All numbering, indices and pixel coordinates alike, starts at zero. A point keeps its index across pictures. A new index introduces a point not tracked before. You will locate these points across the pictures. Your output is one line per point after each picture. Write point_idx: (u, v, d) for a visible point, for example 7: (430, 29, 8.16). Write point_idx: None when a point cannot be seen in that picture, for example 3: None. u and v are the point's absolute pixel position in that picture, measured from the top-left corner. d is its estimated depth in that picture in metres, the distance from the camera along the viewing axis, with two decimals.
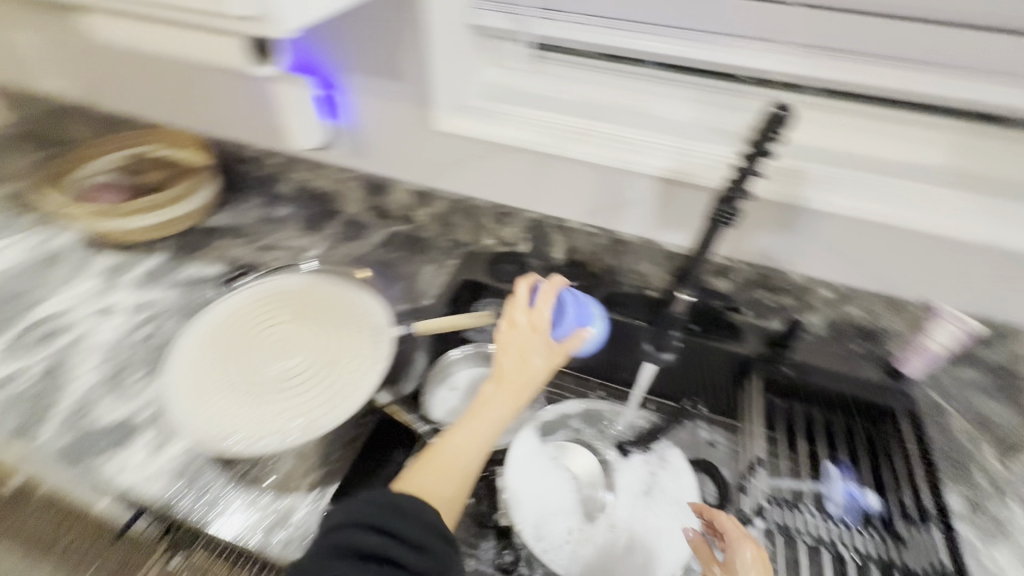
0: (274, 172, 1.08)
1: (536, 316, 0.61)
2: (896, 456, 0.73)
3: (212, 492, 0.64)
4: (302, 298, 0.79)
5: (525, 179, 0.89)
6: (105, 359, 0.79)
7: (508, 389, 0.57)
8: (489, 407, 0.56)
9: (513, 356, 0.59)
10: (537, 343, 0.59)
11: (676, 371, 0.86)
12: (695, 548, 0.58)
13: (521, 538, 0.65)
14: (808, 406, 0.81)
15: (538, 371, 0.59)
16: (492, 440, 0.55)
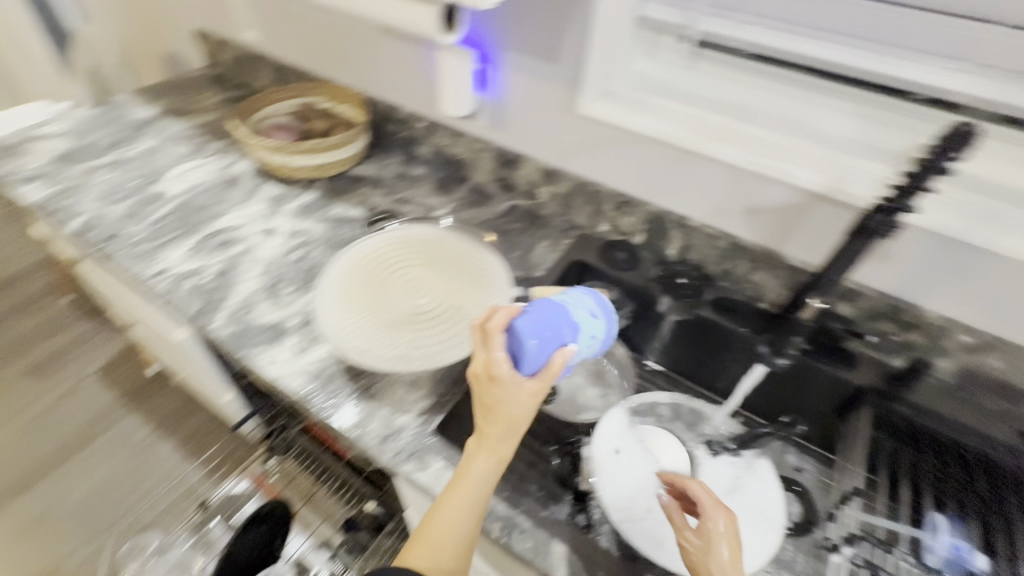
0: (416, 134, 1.18)
1: (494, 363, 0.58)
2: (1017, 522, 0.67)
3: (341, 397, 0.74)
4: (434, 246, 0.86)
5: (656, 171, 0.91)
6: (265, 271, 0.92)
7: (490, 445, 0.58)
8: (473, 465, 0.58)
9: (487, 409, 0.58)
10: (506, 384, 0.57)
11: (776, 391, 0.86)
12: (669, 515, 0.62)
13: (602, 504, 0.69)
14: (920, 455, 0.77)
15: (519, 409, 0.57)
16: (486, 491, 0.58)
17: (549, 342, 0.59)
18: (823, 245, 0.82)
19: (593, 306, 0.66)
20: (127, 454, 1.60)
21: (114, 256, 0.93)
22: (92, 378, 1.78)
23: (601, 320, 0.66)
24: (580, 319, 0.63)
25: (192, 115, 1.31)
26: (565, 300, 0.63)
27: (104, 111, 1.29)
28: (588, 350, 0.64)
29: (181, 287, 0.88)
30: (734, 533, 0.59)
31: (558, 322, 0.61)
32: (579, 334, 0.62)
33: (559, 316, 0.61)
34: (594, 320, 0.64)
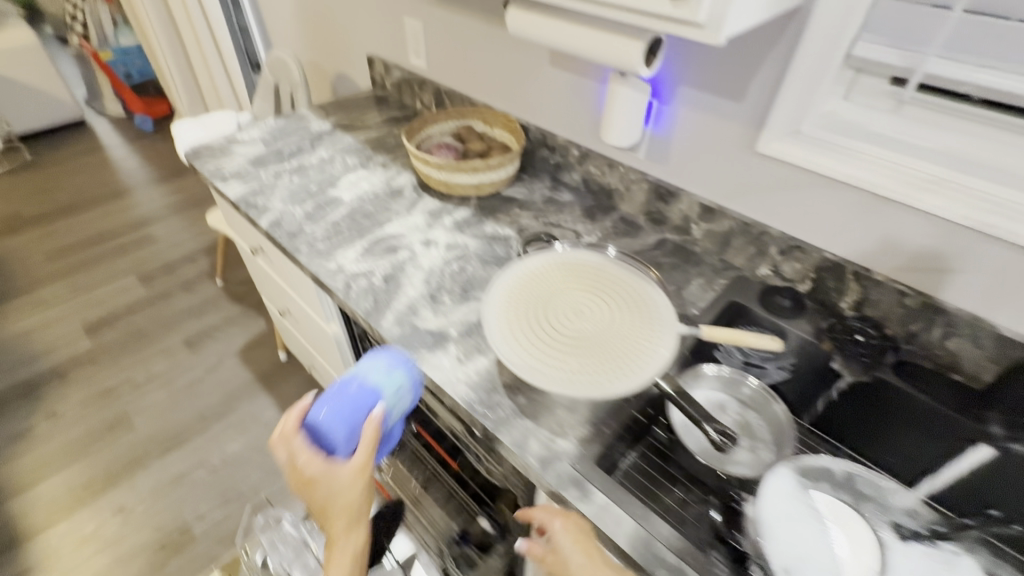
0: (568, 161, 1.20)
1: (314, 468, 0.66)
2: None
3: (501, 411, 0.75)
4: (597, 274, 0.86)
5: (840, 217, 0.85)
6: (427, 280, 0.97)
7: (345, 532, 0.70)
8: (336, 558, 0.70)
9: (326, 508, 0.68)
10: (324, 477, 0.66)
11: (975, 480, 0.74)
12: (530, 552, 0.64)
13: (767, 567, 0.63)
14: None
15: (348, 489, 0.67)
16: (354, 567, 0.72)
17: (349, 422, 0.68)
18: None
19: (387, 362, 0.73)
20: (257, 431, 1.75)
21: (297, 251, 1.03)
22: (234, 358, 1.98)
23: (402, 372, 0.73)
24: (381, 380, 0.71)
25: (359, 130, 1.44)
26: (358, 371, 0.71)
27: (288, 122, 1.46)
28: (399, 404, 0.72)
29: (354, 286, 0.95)
30: (576, 526, 0.63)
31: (358, 400, 0.68)
32: (384, 395, 0.70)
33: (356, 393, 0.69)
34: (391, 374, 0.72)
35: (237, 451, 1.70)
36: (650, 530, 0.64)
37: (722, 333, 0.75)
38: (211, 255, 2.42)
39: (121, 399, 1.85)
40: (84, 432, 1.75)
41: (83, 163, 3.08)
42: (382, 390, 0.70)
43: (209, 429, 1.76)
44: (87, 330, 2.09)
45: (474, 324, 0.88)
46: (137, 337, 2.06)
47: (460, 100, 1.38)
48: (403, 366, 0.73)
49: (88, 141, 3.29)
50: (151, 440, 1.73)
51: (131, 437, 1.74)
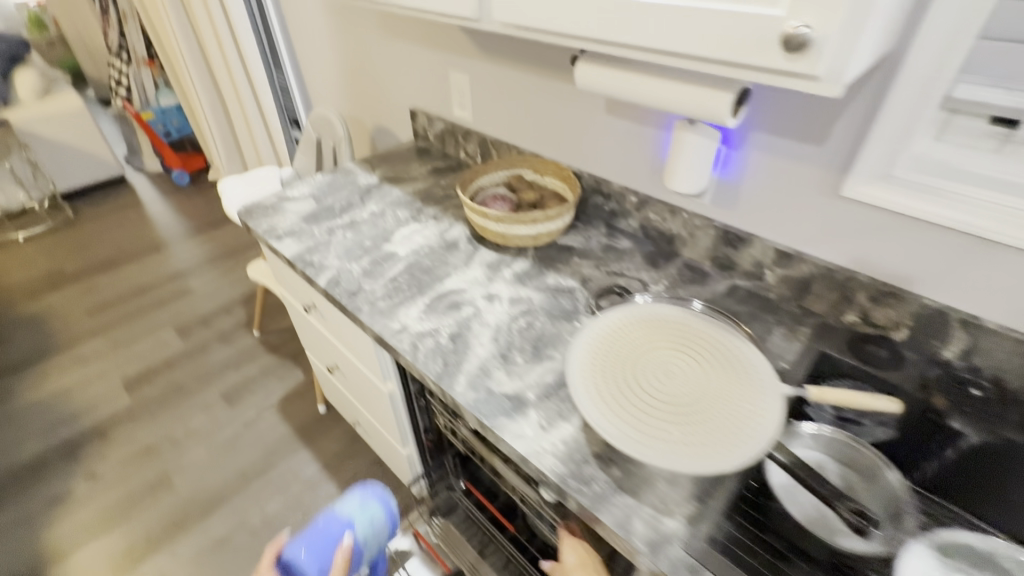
0: (624, 207, 1.18)
1: None
2: None
3: (597, 486, 0.70)
4: (682, 328, 0.82)
5: (941, 263, 0.79)
6: (496, 337, 0.93)
7: None
8: None
9: None
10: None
11: None
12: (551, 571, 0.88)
13: None
14: None
15: None
16: None
17: (321, 543, 0.90)
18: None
19: (372, 500, 1.00)
20: (297, 489, 1.69)
21: (358, 311, 1.01)
22: (272, 411, 1.94)
23: (376, 507, 1.00)
24: (379, 516, 0.99)
25: (405, 183, 1.44)
26: (337, 506, 0.96)
27: (336, 177, 1.48)
28: (370, 533, 0.96)
29: (421, 347, 0.92)
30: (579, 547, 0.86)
31: (337, 529, 0.93)
32: (357, 527, 0.95)
33: (332, 527, 0.93)
34: (365, 508, 0.98)
35: (278, 511, 1.63)
36: None
37: (833, 396, 0.70)
38: (247, 306, 2.42)
39: (160, 456, 1.81)
40: (123, 493, 1.71)
41: (122, 218, 3.16)
42: (366, 514, 0.97)
43: (248, 487, 1.70)
44: (127, 385, 2.08)
45: (552, 385, 0.84)
46: (175, 391, 2.04)
47: (507, 149, 1.37)
48: (377, 501, 0.99)
49: (127, 196, 3.40)
50: (191, 500, 1.68)
51: (170, 498, 1.69)
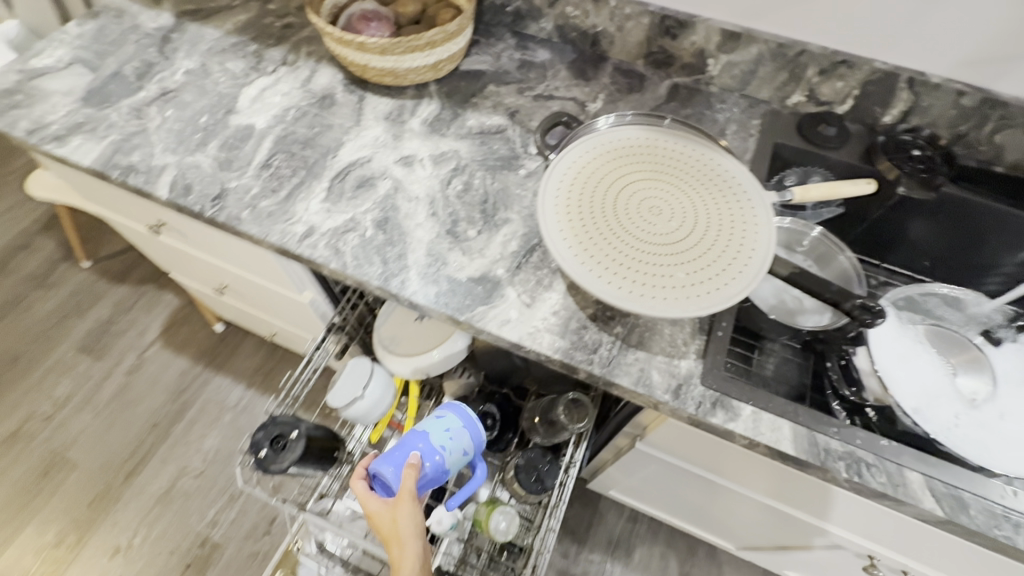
0: (534, 5, 0.93)
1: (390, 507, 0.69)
2: None
3: (605, 350, 0.64)
4: (651, 153, 0.71)
5: (898, 13, 0.73)
6: (433, 212, 0.75)
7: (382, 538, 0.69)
8: None
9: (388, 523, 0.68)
10: (388, 524, 0.69)
11: (998, 258, 0.82)
12: None
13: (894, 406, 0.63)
14: None
15: (384, 513, 0.69)
16: None
17: (403, 459, 0.73)
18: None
19: (451, 420, 0.76)
20: (230, 418, 1.52)
21: (239, 221, 0.75)
22: (156, 347, 1.63)
23: (453, 420, 0.76)
24: (450, 451, 0.74)
25: (218, 14, 1.00)
26: (426, 427, 0.75)
27: (103, 25, 0.98)
28: (445, 442, 0.74)
29: (345, 247, 0.73)
30: None
31: (407, 444, 0.74)
32: (429, 436, 0.74)
33: (411, 442, 0.73)
34: (440, 421, 0.76)
35: (217, 445, 1.48)
36: (808, 427, 0.59)
37: (818, 191, 0.73)
38: (53, 232, 1.84)
39: (38, 437, 1.49)
40: (12, 490, 1.42)
41: None
42: (434, 441, 0.74)
43: (170, 433, 1.50)
44: None
45: (520, 253, 0.71)
46: (11, 361, 1.60)
47: None
48: (449, 408, 0.76)
49: None
50: (106, 468, 1.45)
51: (79, 474, 1.44)
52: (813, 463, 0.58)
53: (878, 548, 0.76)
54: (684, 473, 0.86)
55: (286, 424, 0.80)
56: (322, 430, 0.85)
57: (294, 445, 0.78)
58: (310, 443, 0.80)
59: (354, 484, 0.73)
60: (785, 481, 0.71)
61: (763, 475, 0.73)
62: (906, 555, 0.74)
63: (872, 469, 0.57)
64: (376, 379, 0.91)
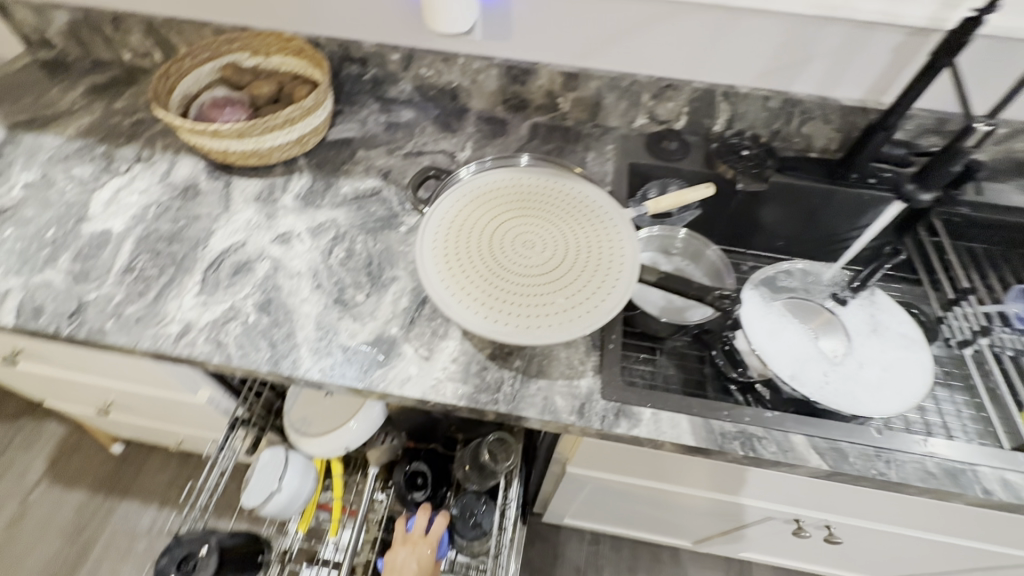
0: (389, 71, 0.97)
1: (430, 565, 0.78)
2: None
3: (507, 386, 0.65)
4: (518, 191, 0.75)
5: (700, 41, 0.85)
6: (318, 284, 0.75)
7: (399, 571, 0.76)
8: None
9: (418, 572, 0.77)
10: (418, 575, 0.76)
11: (834, 228, 0.95)
12: None
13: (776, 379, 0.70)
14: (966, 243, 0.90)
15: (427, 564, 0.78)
16: None
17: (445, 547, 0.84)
18: (889, 82, 0.85)
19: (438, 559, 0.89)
20: (144, 546, 1.35)
21: (103, 333, 0.70)
22: (42, 487, 1.43)
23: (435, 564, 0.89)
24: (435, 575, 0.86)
25: (56, 121, 0.95)
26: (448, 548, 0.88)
27: None
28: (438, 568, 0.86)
29: (227, 338, 0.69)
30: None
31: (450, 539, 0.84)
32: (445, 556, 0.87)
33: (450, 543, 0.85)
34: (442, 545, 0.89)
35: None
36: (703, 416, 0.63)
37: (668, 201, 0.81)
38: None
39: None
40: None
41: None
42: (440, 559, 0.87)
43: None
44: None
45: (412, 308, 0.72)
46: None
47: (194, 29, 0.96)
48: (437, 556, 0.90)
49: None
50: None
51: None
52: (712, 449, 0.61)
53: (798, 510, 0.82)
54: (618, 486, 0.89)
55: (194, 542, 0.73)
56: (239, 537, 0.78)
57: (207, 562, 0.71)
58: (225, 555, 0.73)
59: (439, 514, 0.82)
60: (700, 471, 0.76)
61: (681, 469, 0.77)
62: (822, 511, 0.80)
63: (763, 442, 0.62)
64: (293, 465, 0.86)
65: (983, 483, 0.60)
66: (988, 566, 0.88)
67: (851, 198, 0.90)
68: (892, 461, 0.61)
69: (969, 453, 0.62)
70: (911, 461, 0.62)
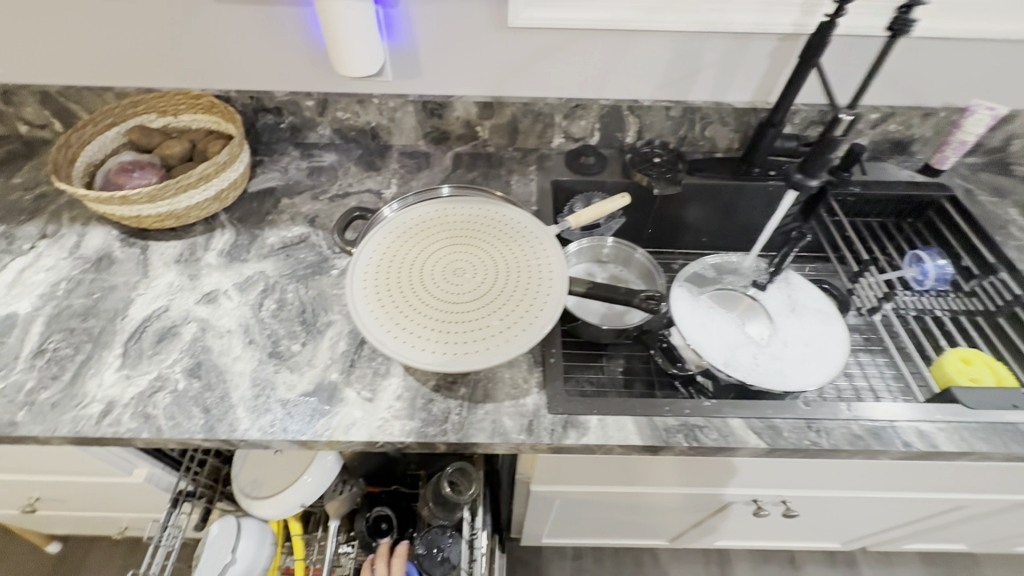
0: (305, 117, 0.97)
1: None
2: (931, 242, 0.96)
3: (455, 416, 0.65)
4: (444, 222, 0.76)
5: (600, 63, 0.90)
6: (250, 340, 0.73)
7: None
8: None
9: None
10: None
11: (750, 220, 1.02)
12: None
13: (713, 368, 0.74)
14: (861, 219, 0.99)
15: None
16: None
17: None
18: (773, 82, 0.93)
19: None
20: None
21: (14, 426, 0.65)
22: None
23: None
24: None
25: None
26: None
27: None
28: None
29: (156, 410, 0.66)
30: None
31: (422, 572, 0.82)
32: None
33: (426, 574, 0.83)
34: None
35: None
36: (646, 415, 0.65)
37: (587, 213, 0.81)
38: None
39: None
40: None
41: None
42: None
43: None
44: None
45: (351, 350, 0.71)
46: None
47: (93, 95, 0.93)
48: None
49: None
50: None
51: None
52: (659, 445, 0.63)
53: (757, 491, 0.85)
54: (585, 497, 0.90)
55: None
56: None
57: None
58: None
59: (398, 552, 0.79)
60: (659, 469, 0.78)
61: (639, 471, 0.79)
62: (779, 488, 0.84)
63: (704, 430, 0.64)
64: (247, 532, 0.83)
65: (903, 437, 0.65)
66: (930, 512, 0.94)
67: (758, 191, 0.97)
68: (822, 429, 0.65)
69: (888, 411, 0.66)
70: (839, 427, 0.65)
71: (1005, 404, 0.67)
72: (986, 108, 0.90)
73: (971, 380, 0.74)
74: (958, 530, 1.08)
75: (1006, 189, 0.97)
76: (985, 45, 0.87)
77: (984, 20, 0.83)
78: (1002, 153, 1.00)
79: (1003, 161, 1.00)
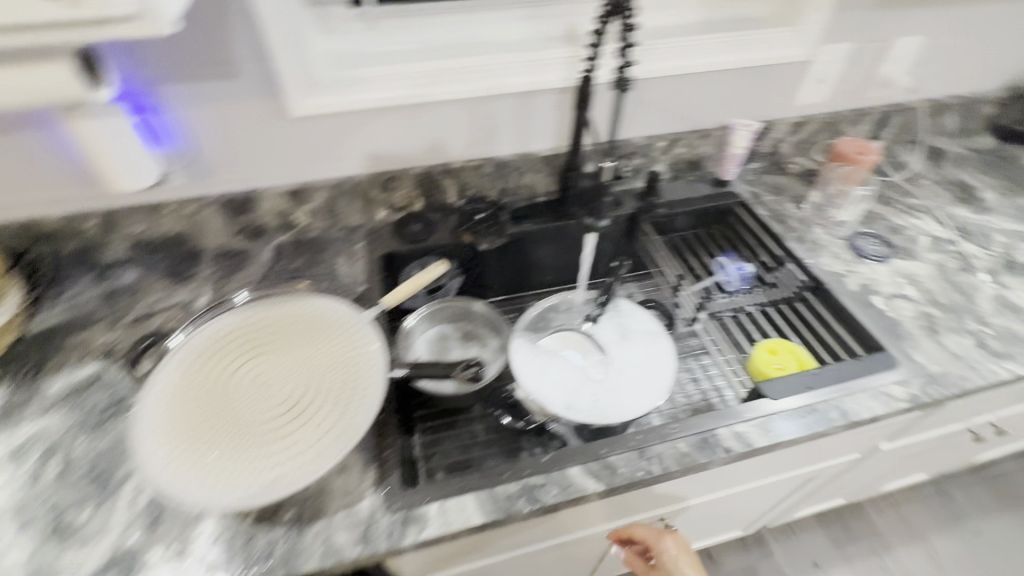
0: (91, 239, 0.88)
1: None
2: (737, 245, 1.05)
3: (282, 546, 0.59)
4: (251, 332, 0.71)
5: (400, 136, 0.91)
6: (27, 520, 0.62)
7: None
8: None
9: None
10: None
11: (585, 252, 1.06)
12: None
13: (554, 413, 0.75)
14: (676, 234, 1.07)
15: None
16: None
17: None
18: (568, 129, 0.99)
19: None
20: None
21: None
22: None
23: None
24: None
25: None
26: None
27: None
28: None
29: None
30: None
31: None
32: None
33: None
34: None
35: None
36: (486, 488, 0.64)
37: (404, 287, 0.83)
38: None
39: None
40: None
41: None
42: None
43: None
44: None
45: (156, 501, 0.63)
46: None
47: None
48: None
49: None
50: None
51: None
52: (501, 517, 0.62)
53: (633, 517, 0.86)
54: None
55: None
56: None
57: None
58: None
59: None
60: (530, 530, 0.76)
61: (512, 537, 0.76)
62: (651, 509, 0.86)
63: (544, 488, 0.64)
64: None
65: (723, 444, 0.69)
66: (792, 488, 1.02)
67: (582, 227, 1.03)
68: (653, 456, 0.68)
69: (708, 421, 0.71)
70: (667, 449, 0.69)
71: (801, 388, 0.75)
72: (745, 126, 1.03)
73: (779, 368, 0.82)
74: (826, 491, 1.18)
75: (783, 186, 1.12)
76: (732, 72, 0.99)
77: (723, 54, 0.95)
78: (774, 156, 1.15)
79: (777, 162, 1.16)
